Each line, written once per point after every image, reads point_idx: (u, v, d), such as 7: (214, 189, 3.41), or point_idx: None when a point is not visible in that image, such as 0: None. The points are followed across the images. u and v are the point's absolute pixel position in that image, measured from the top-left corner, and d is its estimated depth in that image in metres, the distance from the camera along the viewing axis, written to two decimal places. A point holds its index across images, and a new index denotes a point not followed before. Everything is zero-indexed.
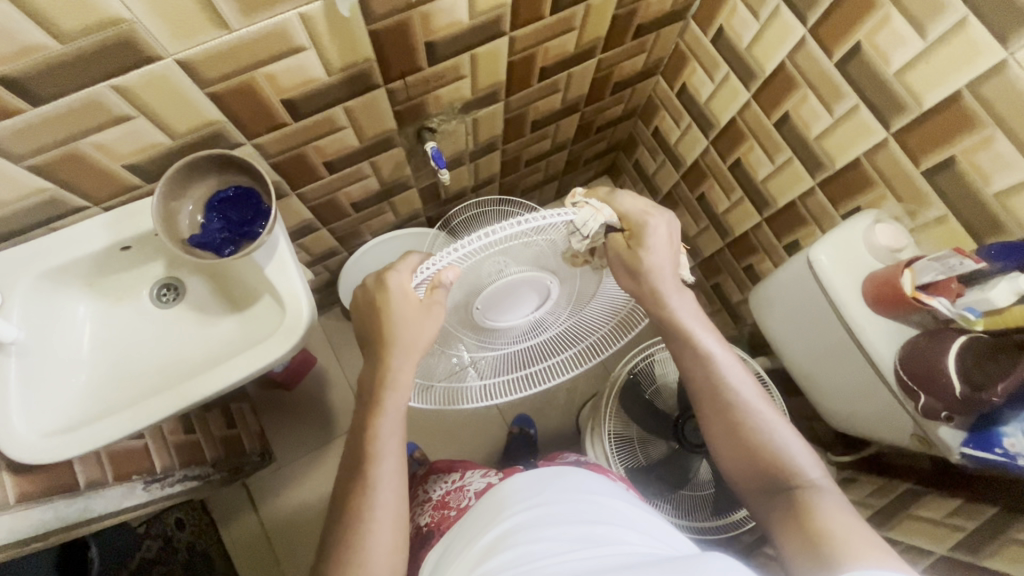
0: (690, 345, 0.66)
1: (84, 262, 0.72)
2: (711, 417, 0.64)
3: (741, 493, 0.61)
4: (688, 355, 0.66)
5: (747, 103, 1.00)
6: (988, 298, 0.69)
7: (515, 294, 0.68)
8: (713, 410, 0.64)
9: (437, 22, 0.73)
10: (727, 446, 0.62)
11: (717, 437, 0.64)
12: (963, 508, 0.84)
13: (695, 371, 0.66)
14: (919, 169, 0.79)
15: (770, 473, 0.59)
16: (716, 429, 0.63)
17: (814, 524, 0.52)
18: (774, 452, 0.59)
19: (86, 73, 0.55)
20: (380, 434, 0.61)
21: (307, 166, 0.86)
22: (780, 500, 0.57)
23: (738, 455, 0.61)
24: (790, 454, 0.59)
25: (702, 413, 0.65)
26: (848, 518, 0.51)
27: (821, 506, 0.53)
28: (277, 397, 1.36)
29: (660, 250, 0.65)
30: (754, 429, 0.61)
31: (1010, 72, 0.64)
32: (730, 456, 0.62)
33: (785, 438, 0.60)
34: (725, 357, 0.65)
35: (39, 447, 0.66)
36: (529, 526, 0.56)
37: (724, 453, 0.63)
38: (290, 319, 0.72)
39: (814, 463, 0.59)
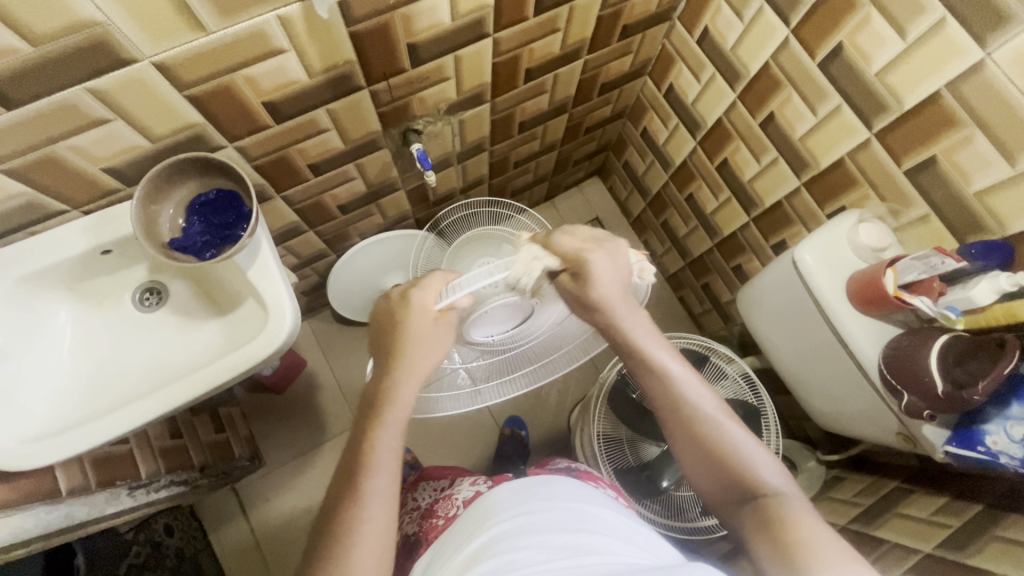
0: (648, 364, 0.65)
1: (63, 266, 0.71)
2: (675, 431, 0.63)
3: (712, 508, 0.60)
4: (645, 365, 0.65)
5: (733, 103, 1.01)
6: (969, 297, 0.71)
7: (499, 314, 0.69)
8: (676, 424, 0.63)
9: (418, 24, 0.72)
10: (693, 459, 0.61)
11: (683, 452, 0.62)
12: (949, 506, 0.85)
13: (656, 388, 0.65)
14: (901, 169, 0.79)
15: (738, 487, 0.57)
16: (682, 442, 0.62)
17: (784, 536, 0.50)
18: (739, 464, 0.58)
19: (60, 75, 0.54)
20: (376, 445, 0.58)
21: (292, 168, 0.86)
22: (749, 513, 0.55)
23: (706, 470, 0.60)
24: (756, 466, 0.58)
25: (666, 428, 0.64)
26: (817, 531, 0.50)
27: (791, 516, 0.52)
28: (267, 401, 1.36)
29: (605, 281, 0.66)
30: (719, 439, 0.60)
31: (988, 72, 0.64)
32: (697, 470, 0.61)
33: (746, 447, 0.59)
34: (679, 367, 0.65)
35: (16, 454, 0.65)
36: (513, 534, 0.55)
37: (691, 467, 0.62)
38: (274, 322, 0.72)
39: (778, 469, 0.57)
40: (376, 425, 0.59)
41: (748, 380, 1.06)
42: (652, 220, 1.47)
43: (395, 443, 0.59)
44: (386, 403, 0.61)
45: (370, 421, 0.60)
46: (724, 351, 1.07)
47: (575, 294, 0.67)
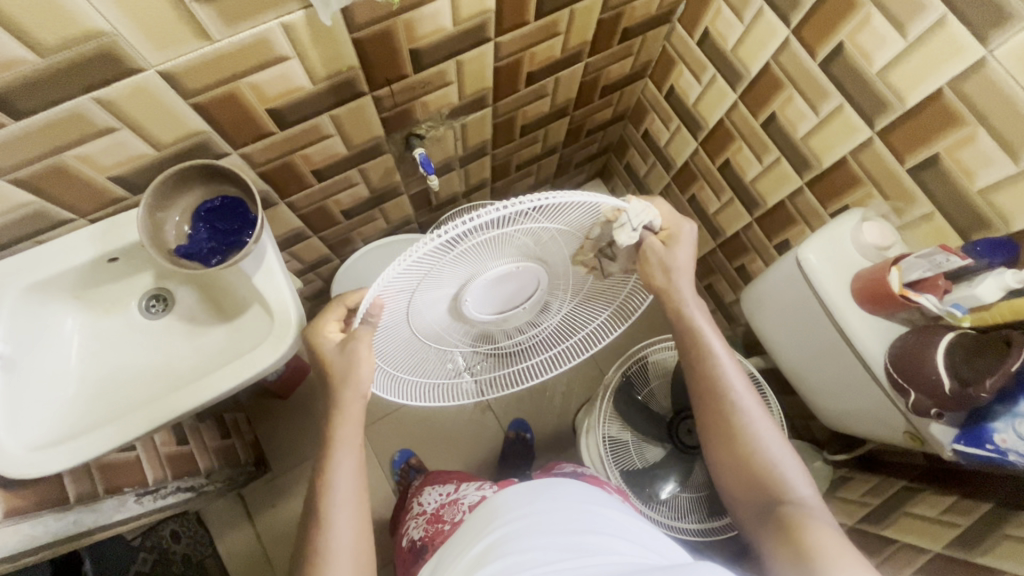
0: (701, 352, 0.69)
1: (70, 274, 0.72)
2: (713, 422, 0.66)
3: (731, 503, 0.63)
4: (698, 362, 0.69)
5: (734, 104, 1.01)
6: (975, 293, 0.71)
7: (500, 288, 0.65)
8: (716, 415, 0.66)
9: (420, 29, 0.73)
10: (724, 454, 0.65)
11: (716, 443, 0.66)
12: (958, 505, 0.84)
13: (703, 376, 0.68)
14: (903, 167, 0.79)
15: (761, 487, 0.61)
16: (716, 434, 0.66)
17: (799, 535, 0.53)
18: (768, 467, 0.61)
19: (68, 86, 0.55)
20: (333, 466, 0.63)
21: (296, 174, 0.87)
22: (767, 515, 0.58)
23: (734, 466, 0.63)
24: (784, 471, 0.61)
25: (704, 424, 0.67)
26: (834, 533, 0.53)
27: (810, 518, 0.55)
28: (272, 406, 1.36)
29: (687, 249, 0.67)
30: (754, 443, 0.63)
31: (990, 70, 0.65)
32: (726, 464, 0.64)
33: (780, 456, 0.62)
34: (732, 370, 0.68)
35: (27, 462, 0.65)
36: (519, 535, 0.56)
37: (722, 466, 0.65)
38: (279, 328, 0.72)
39: (804, 481, 0.60)
40: (332, 450, 0.64)
41: (753, 380, 1.06)
42: None
43: (353, 456, 0.64)
44: (334, 424, 0.65)
45: (329, 444, 0.64)
46: None
47: (659, 259, 0.67)
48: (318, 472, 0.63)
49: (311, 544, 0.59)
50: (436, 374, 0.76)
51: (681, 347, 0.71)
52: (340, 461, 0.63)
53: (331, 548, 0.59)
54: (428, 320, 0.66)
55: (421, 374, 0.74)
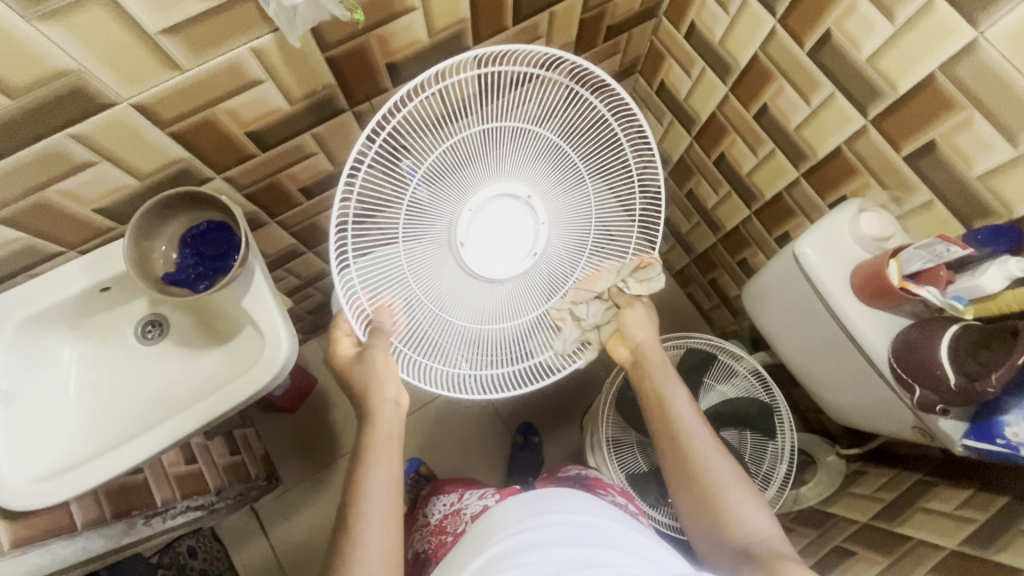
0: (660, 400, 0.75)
1: (64, 306, 0.73)
2: (673, 464, 0.71)
3: (697, 540, 0.68)
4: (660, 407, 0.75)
5: (725, 97, 0.98)
6: (978, 283, 0.68)
7: (495, 230, 0.74)
8: (678, 462, 0.71)
9: (394, 43, 0.72)
10: (687, 501, 0.69)
11: (677, 486, 0.70)
12: (973, 499, 0.81)
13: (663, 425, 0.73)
14: (900, 154, 0.77)
15: (725, 527, 0.65)
16: (675, 474, 0.71)
17: (770, 567, 0.58)
18: (729, 506, 0.66)
19: (43, 124, 0.56)
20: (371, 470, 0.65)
21: (284, 193, 0.87)
22: (736, 554, 0.63)
23: (695, 510, 0.68)
24: (744, 509, 0.66)
25: (666, 467, 0.72)
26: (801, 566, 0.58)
27: (778, 554, 0.60)
28: (279, 421, 1.37)
29: (645, 329, 0.80)
30: (714, 482, 0.68)
31: (983, 52, 0.62)
32: (690, 512, 0.68)
33: (738, 495, 0.67)
34: (691, 415, 0.73)
35: (31, 494, 0.66)
36: (516, 552, 0.54)
37: (684, 504, 0.69)
38: (269, 350, 0.72)
39: (765, 518, 0.65)
40: (366, 458, 0.66)
41: (759, 377, 1.04)
42: None
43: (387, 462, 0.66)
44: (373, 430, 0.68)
45: (360, 454, 0.67)
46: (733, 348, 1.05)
47: (628, 324, 0.79)
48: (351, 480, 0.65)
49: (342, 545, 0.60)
50: (422, 334, 0.72)
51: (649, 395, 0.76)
52: (373, 468, 0.65)
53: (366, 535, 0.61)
54: (438, 266, 0.73)
55: (416, 339, 0.72)
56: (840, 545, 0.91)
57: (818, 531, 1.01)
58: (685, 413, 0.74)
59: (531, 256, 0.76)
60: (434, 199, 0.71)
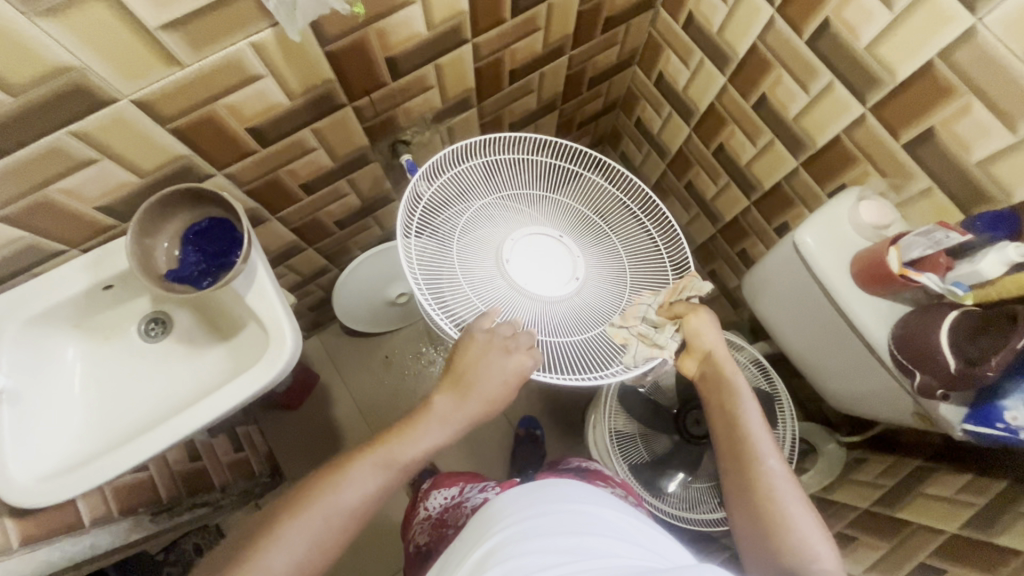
0: (733, 419, 0.70)
1: (67, 304, 0.73)
2: (734, 480, 0.67)
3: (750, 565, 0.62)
4: (728, 419, 0.71)
5: (724, 87, 0.99)
6: (977, 270, 0.68)
7: (538, 254, 0.78)
8: (743, 485, 0.65)
9: (393, 37, 0.72)
10: (747, 523, 0.64)
11: (735, 503, 0.66)
12: (973, 483, 0.82)
13: (732, 445, 0.69)
14: (898, 142, 0.77)
15: (780, 553, 0.59)
16: (737, 493, 0.66)
17: None
18: (788, 530, 0.60)
19: (44, 121, 0.55)
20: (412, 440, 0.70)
21: (284, 190, 0.87)
22: None
23: (757, 539, 0.62)
24: (804, 536, 0.60)
25: (728, 485, 0.68)
26: None
27: None
28: (282, 417, 1.37)
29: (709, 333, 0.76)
30: (778, 503, 0.63)
31: (981, 37, 0.62)
32: (748, 535, 0.63)
33: (801, 519, 0.61)
34: (761, 429, 0.69)
35: (38, 492, 0.67)
36: (517, 541, 0.54)
37: (743, 526, 0.64)
38: (275, 345, 0.72)
39: (826, 547, 0.59)
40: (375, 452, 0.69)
41: (760, 367, 1.05)
42: None
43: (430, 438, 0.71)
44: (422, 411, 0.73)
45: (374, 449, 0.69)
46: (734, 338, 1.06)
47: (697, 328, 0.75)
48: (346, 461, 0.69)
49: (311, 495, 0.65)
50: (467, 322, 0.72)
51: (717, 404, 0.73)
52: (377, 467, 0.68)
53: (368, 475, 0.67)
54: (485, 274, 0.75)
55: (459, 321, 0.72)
56: (842, 531, 0.92)
57: (819, 518, 1.02)
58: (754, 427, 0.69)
59: (575, 281, 0.78)
60: (475, 226, 0.77)
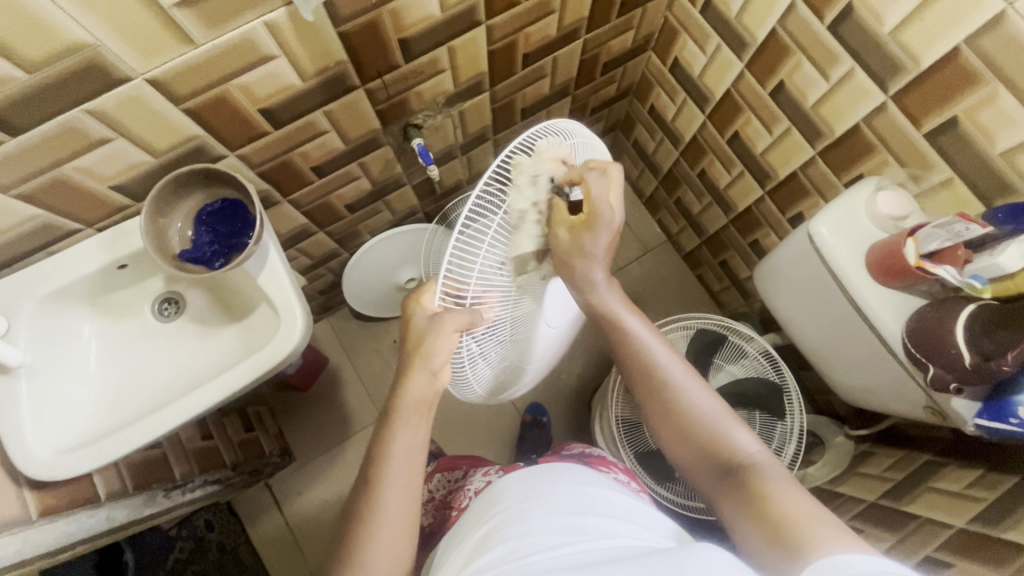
0: (634, 346, 0.67)
1: (83, 283, 0.74)
2: (647, 398, 0.66)
3: (687, 474, 0.63)
4: (621, 341, 0.68)
5: (741, 73, 0.97)
6: (997, 263, 0.67)
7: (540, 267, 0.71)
8: (658, 406, 0.64)
9: (407, 18, 0.72)
10: (670, 435, 0.64)
11: (654, 421, 0.65)
12: (983, 478, 0.81)
13: (638, 363, 0.66)
14: (920, 131, 0.76)
15: (711, 455, 0.61)
16: (653, 410, 0.65)
17: (765, 502, 0.54)
18: (713, 434, 0.61)
19: (60, 99, 0.56)
20: (391, 447, 0.60)
21: (296, 172, 0.87)
22: (728, 481, 0.58)
23: (682, 443, 0.63)
24: (729, 433, 0.61)
25: (640, 399, 0.67)
26: (789, 491, 0.54)
27: (769, 485, 0.55)
28: (292, 399, 1.39)
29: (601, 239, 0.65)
30: (691, 409, 0.63)
31: (1011, 23, 0.61)
32: (673, 444, 0.64)
33: (720, 419, 0.62)
34: (650, 338, 0.67)
35: (55, 464, 0.68)
36: (520, 520, 0.54)
37: (668, 441, 0.64)
38: (286, 325, 0.73)
39: (750, 438, 0.61)
40: (385, 437, 0.60)
41: (768, 357, 1.04)
42: (665, 199, 1.43)
43: (417, 438, 0.61)
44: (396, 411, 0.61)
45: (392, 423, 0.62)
46: (745, 330, 1.05)
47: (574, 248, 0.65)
48: (377, 445, 0.61)
49: (362, 504, 0.57)
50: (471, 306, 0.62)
51: (603, 327, 0.70)
52: (401, 437, 0.60)
53: (383, 502, 0.57)
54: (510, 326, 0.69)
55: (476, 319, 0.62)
56: (847, 523, 0.92)
57: (825, 510, 1.02)
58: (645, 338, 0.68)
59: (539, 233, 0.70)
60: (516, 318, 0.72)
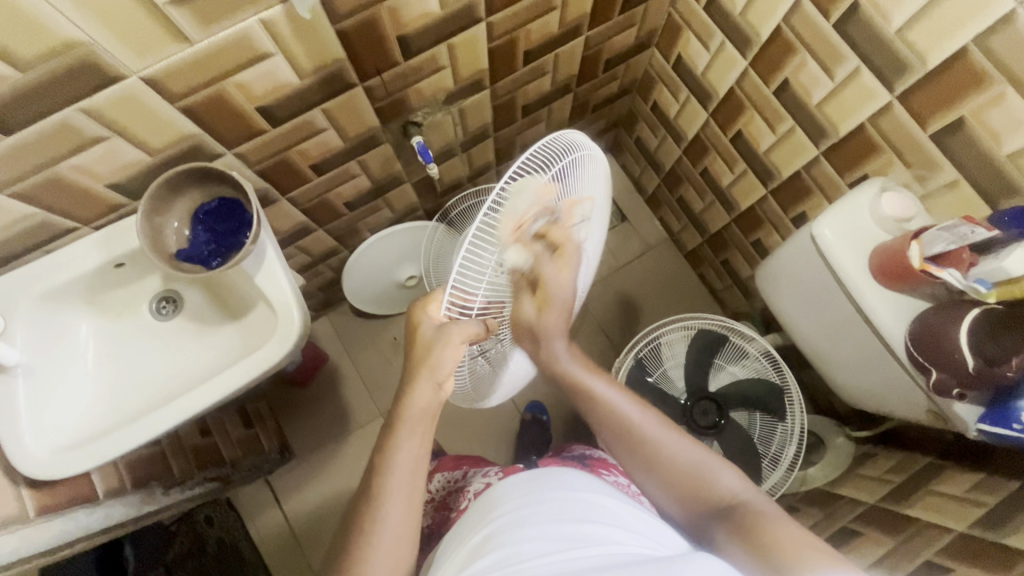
0: (603, 408, 0.66)
1: (80, 281, 0.73)
2: (627, 456, 0.65)
3: (681, 521, 0.63)
4: (591, 403, 0.67)
5: (745, 71, 0.95)
6: (1002, 266, 0.67)
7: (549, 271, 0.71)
8: (641, 460, 0.64)
9: (406, 14, 0.71)
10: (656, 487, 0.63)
11: (639, 477, 0.65)
12: (985, 482, 0.81)
13: (608, 422, 0.66)
14: (926, 132, 0.74)
15: (701, 498, 0.61)
16: (634, 466, 0.65)
17: (762, 537, 0.54)
18: (697, 479, 0.61)
19: (54, 97, 0.55)
20: (390, 454, 0.59)
21: (295, 170, 0.86)
22: (722, 522, 0.58)
23: (667, 492, 0.63)
24: (714, 473, 0.61)
25: (620, 458, 0.66)
26: (781, 521, 0.55)
27: (761, 519, 0.55)
28: (292, 396, 1.39)
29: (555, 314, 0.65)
30: (672, 458, 0.63)
31: (1020, 23, 0.60)
32: (661, 495, 0.64)
33: (701, 463, 0.62)
34: (619, 397, 0.67)
35: (52, 464, 0.68)
36: (516, 527, 0.54)
37: (655, 493, 0.64)
38: (283, 325, 0.73)
39: (732, 475, 0.61)
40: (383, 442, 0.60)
41: (769, 357, 1.03)
42: (667, 197, 1.42)
43: (418, 447, 0.61)
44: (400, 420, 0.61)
45: (389, 424, 0.62)
46: (747, 330, 1.04)
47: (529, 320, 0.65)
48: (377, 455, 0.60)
49: (364, 512, 0.57)
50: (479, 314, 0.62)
51: (573, 393, 0.69)
52: (400, 440, 0.60)
53: (384, 514, 0.57)
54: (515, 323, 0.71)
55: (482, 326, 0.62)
56: (847, 525, 0.92)
57: (825, 511, 1.01)
58: (614, 398, 0.67)
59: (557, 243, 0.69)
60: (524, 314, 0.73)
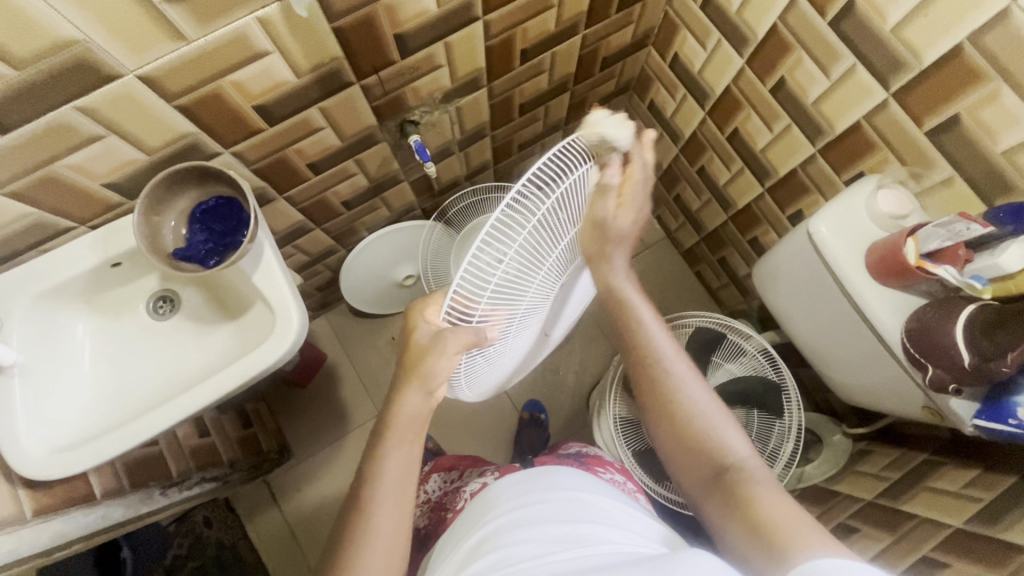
0: (638, 332, 0.69)
1: (77, 281, 0.73)
2: (644, 389, 0.67)
3: (675, 473, 0.64)
4: (627, 324, 0.69)
5: (741, 70, 0.96)
6: (998, 263, 0.67)
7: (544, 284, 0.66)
8: (655, 399, 0.66)
9: (403, 13, 0.71)
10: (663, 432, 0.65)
11: (649, 415, 0.66)
12: (981, 478, 0.81)
13: (641, 356, 0.68)
14: (921, 129, 0.75)
15: (701, 455, 0.62)
16: (648, 403, 0.66)
17: (748, 509, 0.54)
18: (704, 430, 0.63)
19: (49, 96, 0.55)
20: (384, 453, 0.60)
21: (292, 169, 0.86)
22: (714, 487, 0.59)
23: (671, 437, 0.64)
24: (721, 432, 0.62)
25: (637, 389, 0.68)
26: (773, 495, 0.55)
27: (754, 489, 0.56)
28: (290, 396, 1.38)
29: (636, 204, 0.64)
30: (685, 403, 0.64)
31: (1014, 20, 0.60)
32: (665, 442, 0.65)
33: (713, 417, 0.63)
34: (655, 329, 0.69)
35: (48, 464, 0.68)
36: (512, 528, 0.54)
37: (660, 439, 0.65)
38: (281, 325, 0.72)
39: (739, 439, 0.62)
40: (382, 439, 0.60)
41: (767, 355, 1.04)
42: (664, 195, 1.42)
43: (413, 448, 0.61)
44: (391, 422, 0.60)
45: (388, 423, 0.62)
46: (745, 328, 1.04)
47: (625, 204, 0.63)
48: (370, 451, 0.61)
49: (359, 512, 0.57)
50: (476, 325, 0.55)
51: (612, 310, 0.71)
52: (397, 439, 0.60)
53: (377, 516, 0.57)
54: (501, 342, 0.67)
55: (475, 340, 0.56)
56: (844, 522, 0.92)
57: (823, 508, 1.02)
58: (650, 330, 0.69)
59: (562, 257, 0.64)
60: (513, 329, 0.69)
